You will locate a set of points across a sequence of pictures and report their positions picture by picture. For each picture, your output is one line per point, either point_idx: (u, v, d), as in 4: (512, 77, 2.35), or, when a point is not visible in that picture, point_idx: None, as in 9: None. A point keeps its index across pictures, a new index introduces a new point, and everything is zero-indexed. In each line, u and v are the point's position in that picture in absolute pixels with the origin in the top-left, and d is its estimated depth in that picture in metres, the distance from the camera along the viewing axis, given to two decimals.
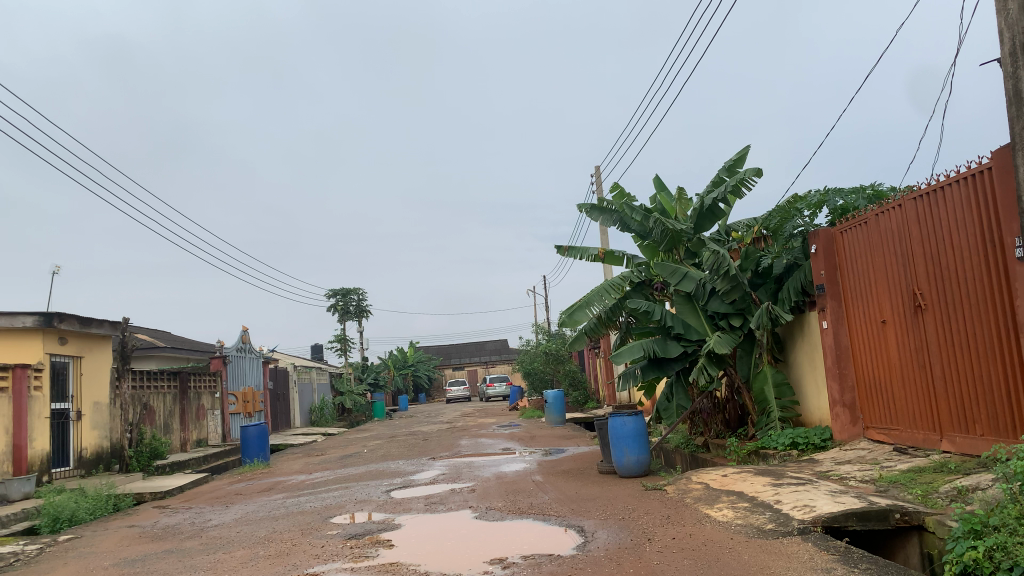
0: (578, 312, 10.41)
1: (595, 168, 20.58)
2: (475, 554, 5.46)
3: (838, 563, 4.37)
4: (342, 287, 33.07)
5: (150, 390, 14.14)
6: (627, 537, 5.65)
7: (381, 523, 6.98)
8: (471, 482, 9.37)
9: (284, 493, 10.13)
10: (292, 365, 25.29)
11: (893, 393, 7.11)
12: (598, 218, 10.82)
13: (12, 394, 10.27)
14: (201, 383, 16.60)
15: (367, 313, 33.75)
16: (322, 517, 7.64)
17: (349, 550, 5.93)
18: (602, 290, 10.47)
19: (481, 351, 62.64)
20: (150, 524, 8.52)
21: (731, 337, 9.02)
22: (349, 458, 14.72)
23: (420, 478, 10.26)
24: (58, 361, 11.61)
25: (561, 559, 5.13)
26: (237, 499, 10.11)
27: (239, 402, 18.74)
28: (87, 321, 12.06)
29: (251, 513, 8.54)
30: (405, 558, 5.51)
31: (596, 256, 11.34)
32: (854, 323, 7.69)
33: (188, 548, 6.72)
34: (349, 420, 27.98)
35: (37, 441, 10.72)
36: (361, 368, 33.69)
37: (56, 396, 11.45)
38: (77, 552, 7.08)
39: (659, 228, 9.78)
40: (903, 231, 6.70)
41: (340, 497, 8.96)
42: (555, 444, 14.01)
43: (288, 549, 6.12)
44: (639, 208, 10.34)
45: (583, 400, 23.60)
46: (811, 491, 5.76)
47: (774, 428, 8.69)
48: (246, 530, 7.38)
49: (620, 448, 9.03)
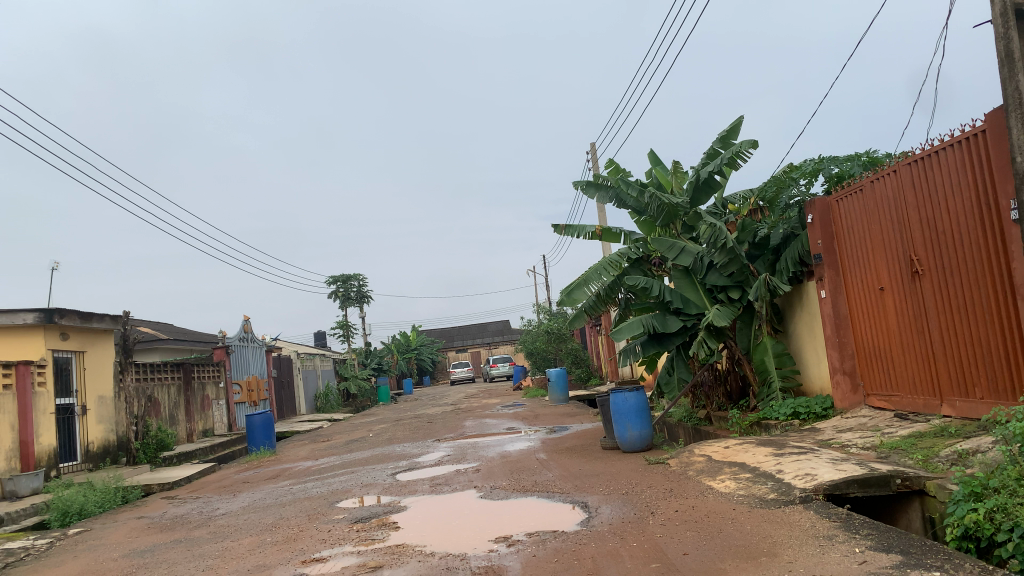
0: (577, 290, 10.37)
1: (589, 146, 20.51)
2: (481, 533, 5.50)
3: (839, 530, 4.40)
4: (343, 274, 33.09)
5: (154, 382, 14.20)
6: (631, 511, 5.69)
7: (388, 505, 7.03)
8: (476, 463, 9.44)
9: (291, 480, 10.20)
10: (295, 353, 25.39)
11: (893, 359, 7.13)
12: (595, 194, 10.78)
13: (16, 391, 10.30)
14: (205, 373, 16.67)
15: (368, 299, 33.81)
16: (330, 501, 7.70)
17: (356, 533, 5.98)
18: (600, 268, 10.36)
19: (483, 332, 62.76)
20: (158, 515, 8.58)
21: (731, 309, 9.03)
22: (355, 442, 14.83)
23: (425, 460, 10.32)
24: (62, 357, 11.65)
25: (565, 535, 5.18)
26: (244, 487, 10.19)
27: (244, 392, 18.83)
28: (88, 316, 12.09)
29: (259, 500, 8.61)
30: (411, 539, 5.55)
31: (593, 234, 11.32)
32: (852, 292, 7.69)
33: (196, 537, 6.78)
34: (354, 405, 28.13)
35: (44, 437, 10.78)
36: (364, 354, 33.81)
37: (61, 391, 11.49)
38: (88, 545, 7.15)
39: (655, 203, 9.73)
40: (898, 196, 6.69)
41: (346, 482, 9.02)
42: (559, 422, 14.12)
43: (296, 535, 6.17)
44: (634, 183, 10.31)
45: (586, 377, 23.58)
46: (813, 460, 5.79)
47: (776, 398, 8.70)
48: (254, 517, 7.43)
49: (622, 423, 9.07)
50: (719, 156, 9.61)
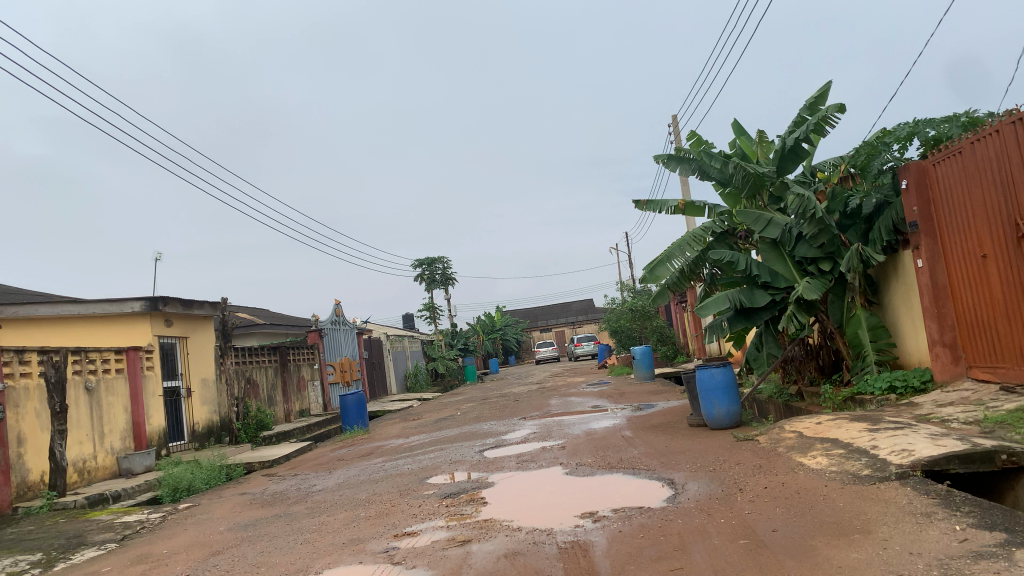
0: (660, 266, 10.23)
1: (671, 119, 20.08)
2: (567, 509, 5.55)
3: (939, 507, 4.24)
4: (428, 257, 33.59)
5: (253, 364, 14.84)
6: (718, 488, 5.62)
7: (476, 482, 7.16)
8: (562, 440, 9.49)
9: (383, 457, 10.50)
10: (385, 335, 26.04)
11: (998, 329, 6.76)
12: (677, 168, 10.57)
13: (127, 375, 10.94)
14: (299, 356, 17.30)
15: (453, 281, 34.26)
16: (420, 478, 7.89)
17: (445, 508, 6.12)
18: (684, 243, 10.20)
19: (568, 311, 62.71)
20: (260, 491, 9.00)
21: (821, 281, 8.74)
22: (444, 420, 15.13)
23: (512, 438, 10.44)
24: (167, 342, 12.30)
25: (651, 512, 5.16)
26: (339, 465, 10.56)
27: (337, 372, 19.45)
28: (190, 303, 12.70)
29: (353, 477, 8.91)
30: (499, 514, 5.65)
31: (675, 208, 11.13)
32: (951, 259, 7.31)
33: (295, 512, 7.08)
34: (442, 385, 28.66)
35: (154, 418, 11.43)
36: (451, 335, 34.34)
37: (167, 374, 12.14)
38: (196, 519, 7.58)
39: (739, 174, 9.48)
40: (1002, 158, 6.30)
41: (435, 459, 9.23)
42: (646, 400, 14.04)
43: (388, 510, 6.36)
44: (717, 155, 10.08)
45: (674, 354, 23.27)
46: (910, 435, 5.57)
47: (871, 372, 8.41)
48: (349, 493, 7.70)
49: (710, 400, 8.94)
50: (805, 122, 9.27)
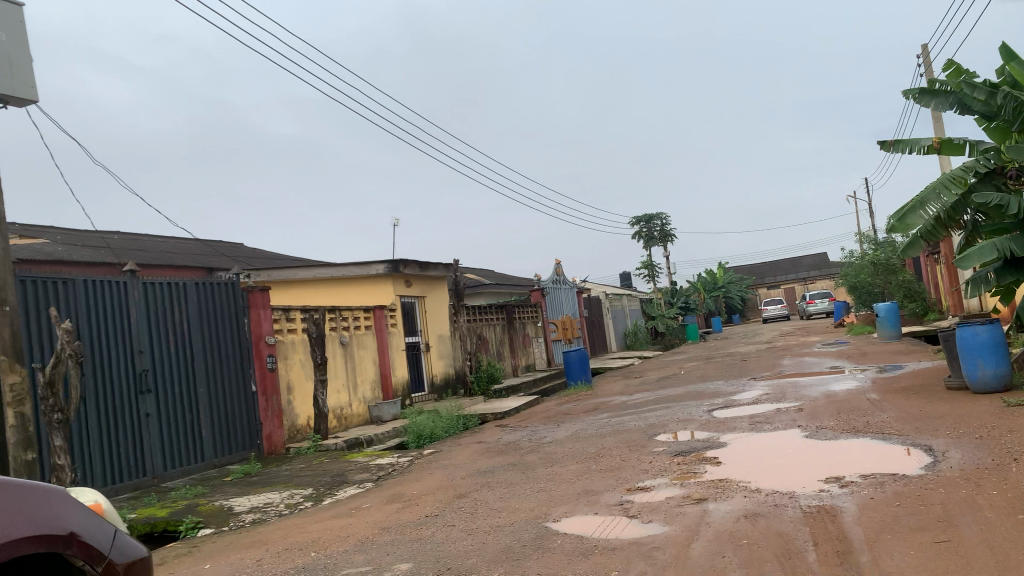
0: (911, 214, 9.31)
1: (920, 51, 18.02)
2: (809, 473, 5.28)
3: None
4: (647, 213, 33.19)
5: (483, 321, 15.59)
6: (987, 457, 5.06)
7: (707, 440, 7.03)
8: (797, 401, 9.03)
9: (609, 413, 10.63)
10: (605, 293, 26.21)
11: None
12: (930, 102, 9.49)
13: (374, 332, 11.94)
14: (525, 313, 17.90)
15: (673, 237, 33.60)
16: (648, 434, 7.89)
17: (677, 465, 6.07)
18: (939, 187, 9.19)
19: (796, 267, 59.30)
20: (495, 441, 9.49)
21: None
22: (669, 378, 14.98)
23: (742, 397, 10.11)
24: (407, 301, 13.24)
25: (906, 479, 4.76)
26: (567, 419, 10.84)
27: (560, 330, 19.91)
28: (426, 264, 13.54)
29: (582, 431, 9.11)
30: (735, 474, 5.50)
31: (928, 148, 10.03)
32: None
33: (529, 462, 7.38)
34: (664, 343, 28.39)
35: (398, 370, 12.41)
36: (672, 292, 33.82)
37: (408, 331, 13.10)
38: (439, 464, 8.15)
39: (1010, 105, 8.32)
40: None
41: (662, 417, 9.18)
42: (891, 360, 12.96)
43: (619, 465, 6.43)
44: (982, 85, 8.91)
45: (922, 312, 21.22)
46: None
47: None
48: (579, 446, 7.88)
49: (972, 360, 8.05)
50: None
